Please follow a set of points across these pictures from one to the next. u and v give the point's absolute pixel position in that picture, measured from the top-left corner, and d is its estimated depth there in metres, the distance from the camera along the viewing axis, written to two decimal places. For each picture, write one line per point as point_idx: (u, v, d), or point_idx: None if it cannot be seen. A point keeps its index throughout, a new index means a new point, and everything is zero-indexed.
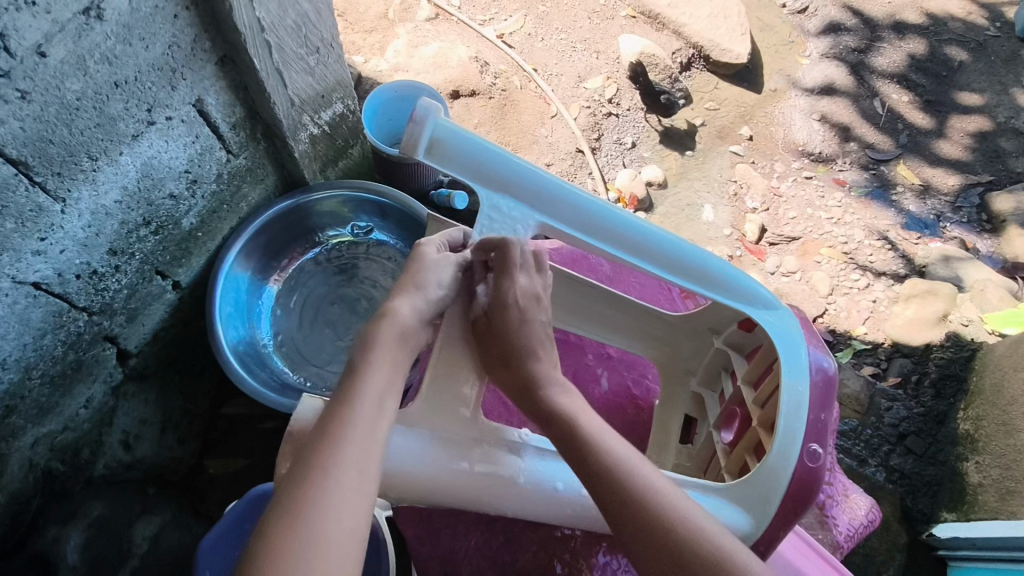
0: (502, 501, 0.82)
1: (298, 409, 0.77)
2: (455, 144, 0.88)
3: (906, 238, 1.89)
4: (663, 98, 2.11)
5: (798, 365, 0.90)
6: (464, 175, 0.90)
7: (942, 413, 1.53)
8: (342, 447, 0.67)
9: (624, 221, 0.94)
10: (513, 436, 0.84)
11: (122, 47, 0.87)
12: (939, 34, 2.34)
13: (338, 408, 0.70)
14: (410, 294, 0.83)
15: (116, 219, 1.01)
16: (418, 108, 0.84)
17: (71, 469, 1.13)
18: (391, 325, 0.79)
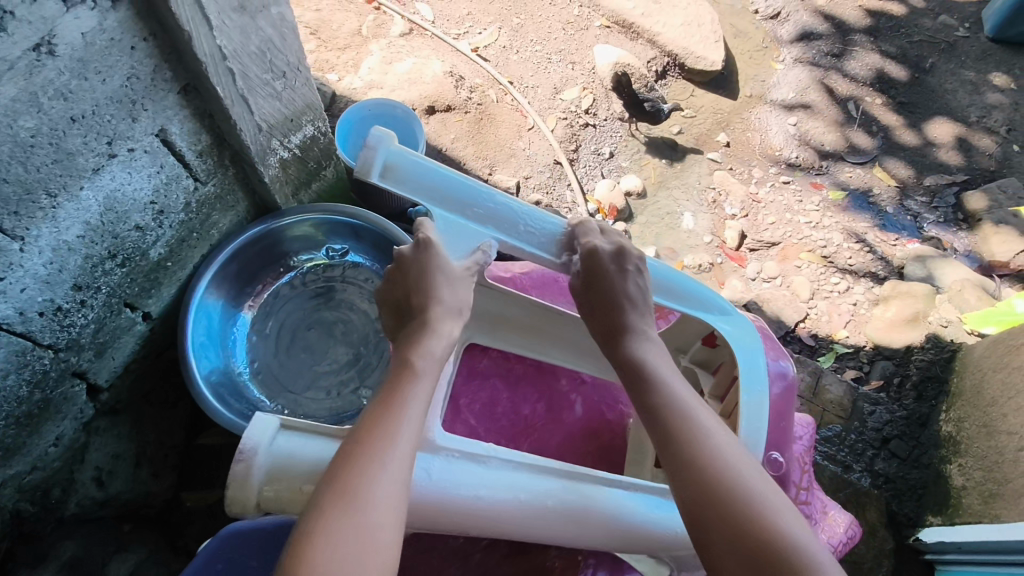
0: (462, 518, 0.79)
1: (251, 430, 0.77)
2: (409, 167, 0.89)
3: (884, 240, 1.91)
4: (647, 106, 2.06)
5: (760, 371, 0.93)
6: (420, 198, 0.91)
7: (925, 415, 1.53)
8: (393, 440, 0.65)
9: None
10: (475, 449, 0.83)
11: (78, 82, 0.86)
12: (910, 36, 2.36)
13: (378, 410, 0.68)
14: (451, 313, 0.80)
15: (80, 254, 0.99)
16: (371, 135, 0.86)
17: (41, 510, 1.11)
18: (434, 339, 0.77)
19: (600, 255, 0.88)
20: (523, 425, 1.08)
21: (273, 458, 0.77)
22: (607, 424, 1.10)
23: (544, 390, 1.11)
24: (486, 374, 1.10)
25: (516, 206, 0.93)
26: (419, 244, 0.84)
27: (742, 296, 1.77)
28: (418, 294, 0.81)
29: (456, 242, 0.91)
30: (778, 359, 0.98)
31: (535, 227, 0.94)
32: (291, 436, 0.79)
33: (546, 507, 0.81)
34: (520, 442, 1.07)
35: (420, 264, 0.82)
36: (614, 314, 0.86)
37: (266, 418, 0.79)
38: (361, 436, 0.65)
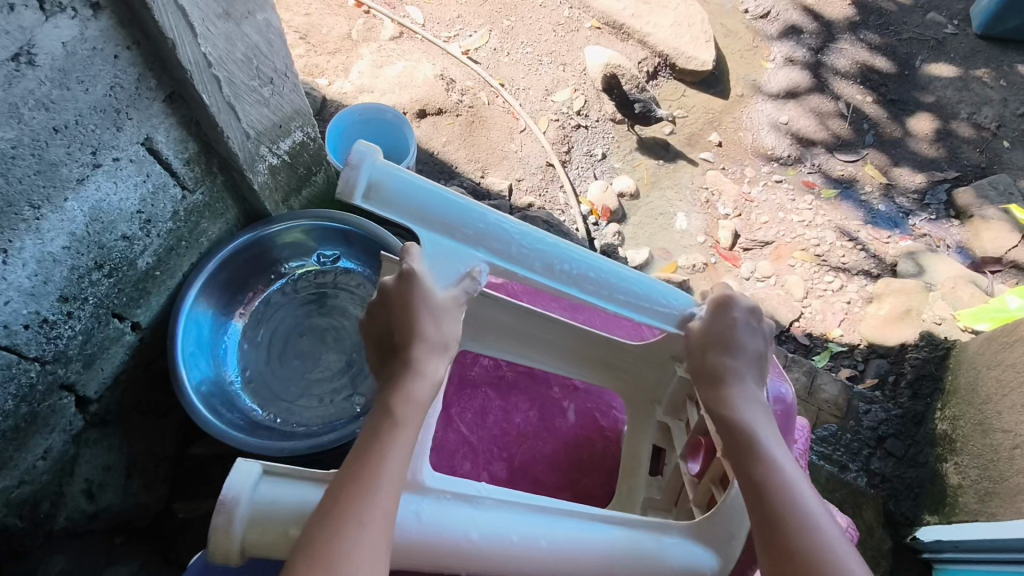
0: (459, 563, 0.71)
1: (232, 477, 0.69)
2: (396, 185, 0.75)
3: (876, 238, 1.91)
4: (638, 107, 2.04)
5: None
6: (407, 218, 0.77)
7: (920, 413, 1.53)
8: (376, 482, 0.66)
9: (588, 260, 0.80)
10: (467, 489, 0.74)
11: (59, 92, 0.85)
12: (899, 34, 2.36)
13: (364, 448, 0.69)
14: (435, 349, 0.77)
15: (65, 266, 0.98)
16: (354, 150, 0.72)
17: (30, 524, 1.10)
18: (419, 382, 0.74)
19: (732, 311, 0.81)
20: (515, 433, 1.08)
21: (255, 507, 0.69)
22: (600, 430, 1.10)
23: (535, 398, 1.11)
24: (477, 382, 1.10)
25: (512, 225, 0.79)
26: (402, 275, 0.77)
27: None
28: (401, 330, 0.76)
29: (443, 269, 0.79)
30: (777, 380, 0.94)
31: (532, 249, 0.79)
32: (276, 482, 0.71)
33: (540, 547, 0.71)
34: (512, 450, 1.07)
35: (401, 297, 0.76)
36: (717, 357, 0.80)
37: (247, 462, 0.71)
38: (341, 493, 0.65)
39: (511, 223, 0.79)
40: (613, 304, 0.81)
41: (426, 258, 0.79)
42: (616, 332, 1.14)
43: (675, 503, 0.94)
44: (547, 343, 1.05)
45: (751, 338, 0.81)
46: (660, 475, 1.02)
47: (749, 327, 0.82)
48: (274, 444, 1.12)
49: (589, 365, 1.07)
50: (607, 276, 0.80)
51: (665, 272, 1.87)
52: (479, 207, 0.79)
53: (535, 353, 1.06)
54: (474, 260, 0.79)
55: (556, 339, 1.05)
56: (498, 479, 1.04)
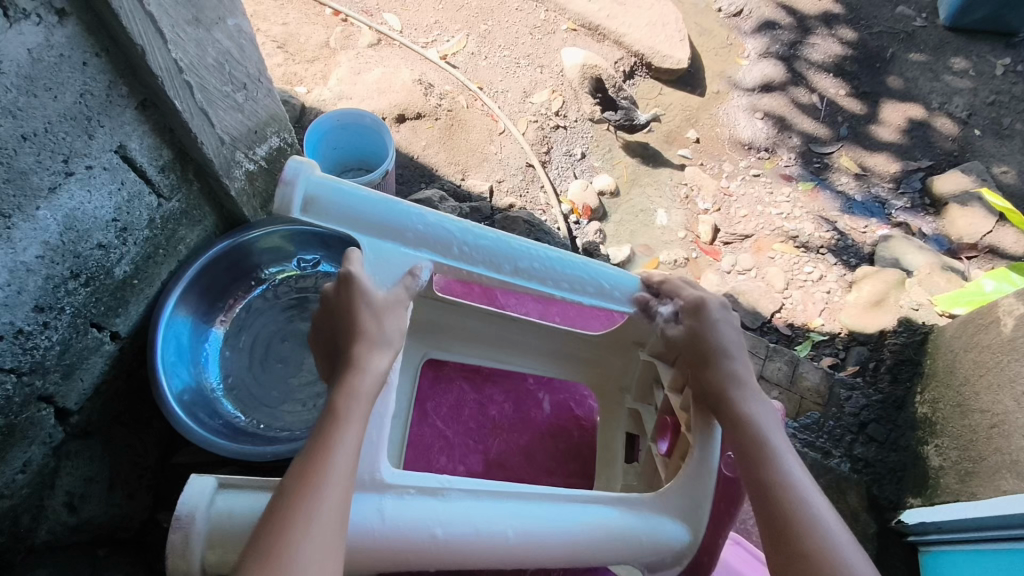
0: (423, 560, 0.70)
1: (186, 493, 0.70)
2: (332, 197, 0.80)
3: (854, 228, 1.93)
4: (625, 120, 2.12)
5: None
6: (348, 229, 0.82)
7: (900, 398, 1.55)
8: (325, 485, 0.65)
9: (531, 252, 0.86)
10: (431, 483, 0.74)
11: (26, 99, 0.85)
12: (870, 27, 2.40)
13: (313, 449, 0.69)
14: (378, 345, 0.77)
15: (40, 275, 0.98)
16: (286, 167, 0.77)
17: (11, 539, 1.09)
18: (364, 377, 0.74)
19: (708, 309, 0.84)
20: (491, 425, 1.08)
21: (212, 522, 0.70)
22: (575, 420, 1.11)
23: (510, 390, 1.12)
24: (451, 377, 1.11)
25: (454, 224, 0.85)
26: (341, 281, 0.79)
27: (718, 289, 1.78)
28: (344, 331, 0.78)
29: (386, 272, 0.83)
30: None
31: (475, 245, 0.85)
32: (232, 495, 0.72)
33: (508, 540, 0.72)
34: (489, 442, 1.06)
35: (341, 304, 0.79)
36: (722, 367, 0.81)
37: (202, 478, 0.72)
38: (289, 491, 0.65)
39: (450, 223, 0.85)
40: (554, 291, 0.86)
41: (368, 264, 0.83)
42: (590, 324, 1.17)
43: (652, 484, 0.96)
44: (514, 345, 1.11)
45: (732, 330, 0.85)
46: (634, 461, 1.04)
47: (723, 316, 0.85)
48: (257, 449, 1.12)
49: (561, 361, 1.12)
50: (551, 265, 0.86)
51: (648, 268, 1.88)
52: (414, 209, 0.84)
53: (500, 354, 1.11)
54: (419, 259, 0.84)
55: (521, 341, 1.10)
56: (474, 472, 1.03)
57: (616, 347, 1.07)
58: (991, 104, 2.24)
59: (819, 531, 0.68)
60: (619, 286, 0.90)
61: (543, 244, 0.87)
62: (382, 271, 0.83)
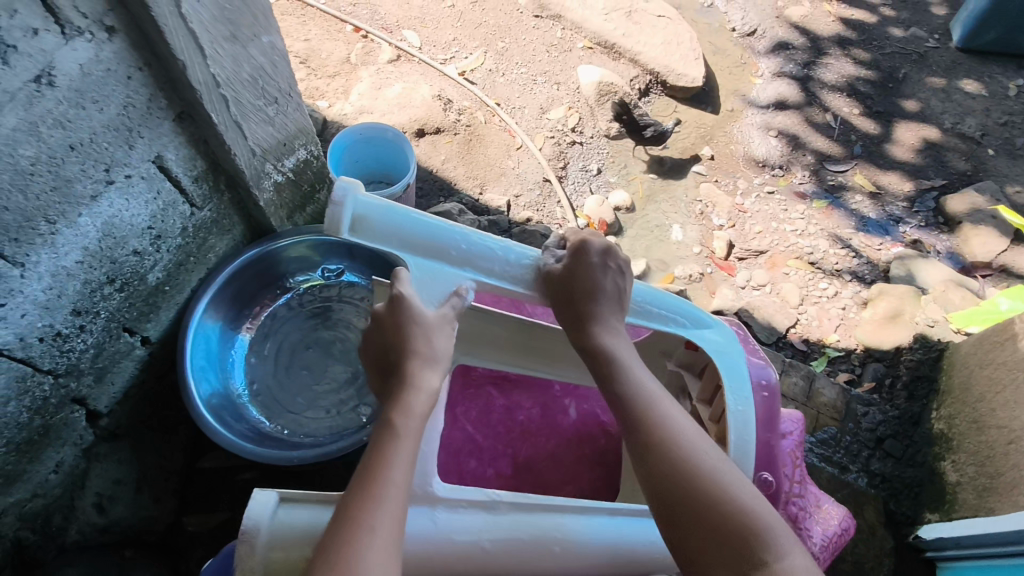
0: (472, 567, 0.79)
1: (251, 506, 0.77)
2: (379, 217, 0.87)
3: (869, 245, 1.95)
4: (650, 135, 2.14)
5: (741, 382, 0.94)
6: (392, 247, 0.90)
7: (917, 414, 1.54)
8: (385, 493, 0.68)
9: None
10: (479, 496, 0.81)
11: (75, 111, 0.88)
12: (883, 48, 2.43)
13: (371, 462, 0.71)
14: (429, 363, 0.81)
15: (79, 280, 1.01)
16: (336, 189, 0.83)
17: (42, 537, 1.12)
18: (418, 395, 0.78)
19: (587, 249, 0.89)
20: (519, 430, 1.13)
21: (275, 532, 0.78)
22: (602, 427, 1.14)
23: (538, 396, 1.15)
24: (480, 383, 1.15)
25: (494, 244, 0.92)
26: (393, 300, 0.84)
27: (733, 303, 1.79)
28: (397, 350, 0.82)
29: (432, 292, 0.90)
30: (760, 365, 0.97)
31: (512, 265, 0.93)
32: (292, 508, 0.79)
33: (551, 551, 0.80)
34: (518, 446, 1.12)
35: (393, 322, 0.83)
36: (585, 309, 0.88)
37: (264, 492, 0.79)
38: (352, 499, 0.67)
39: (491, 242, 0.93)
40: None
41: (414, 281, 0.90)
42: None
43: None
44: (539, 354, 1.11)
45: (612, 283, 0.90)
46: None
47: (604, 270, 0.90)
48: (285, 453, 1.14)
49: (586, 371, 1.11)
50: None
51: (663, 282, 1.90)
52: (455, 229, 0.91)
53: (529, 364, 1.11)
54: (461, 278, 0.91)
55: (549, 349, 1.10)
56: (503, 474, 1.09)
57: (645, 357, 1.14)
58: (1004, 124, 2.26)
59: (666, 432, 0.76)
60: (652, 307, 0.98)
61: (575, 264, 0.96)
62: (426, 287, 0.91)
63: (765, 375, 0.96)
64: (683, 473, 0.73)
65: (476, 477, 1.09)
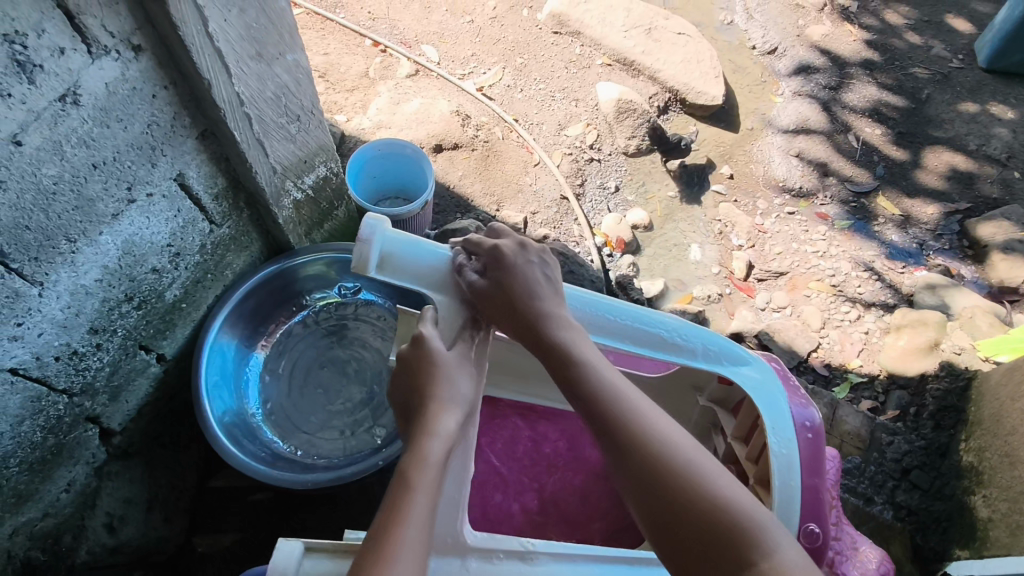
0: None
1: (278, 558, 0.76)
2: (404, 253, 0.91)
3: (891, 268, 1.92)
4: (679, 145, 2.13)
5: (784, 421, 0.94)
6: (418, 284, 0.93)
7: (944, 445, 1.49)
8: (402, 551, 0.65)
9: (592, 304, 0.96)
10: (515, 547, 0.83)
11: (99, 130, 0.87)
12: (906, 68, 2.41)
13: (387, 518, 0.68)
14: (447, 405, 0.79)
15: (97, 298, 1.00)
16: (363, 227, 0.88)
17: (52, 558, 1.09)
18: (436, 441, 0.75)
19: (504, 253, 0.88)
20: (544, 463, 1.14)
21: None
22: None
23: (564, 429, 1.17)
24: (507, 414, 1.17)
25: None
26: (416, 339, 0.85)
27: (752, 326, 1.77)
28: (419, 393, 0.81)
29: (463, 326, 0.91)
30: (802, 406, 0.96)
31: None
32: (317, 560, 0.79)
33: None
34: (543, 480, 1.13)
35: (417, 363, 0.83)
36: (530, 310, 0.84)
37: (290, 541, 0.78)
38: (366, 563, 0.65)
39: None
40: (636, 345, 0.96)
41: None
42: (642, 367, 1.19)
43: None
44: None
45: (540, 276, 0.88)
46: None
47: (530, 262, 0.89)
48: (298, 477, 1.12)
49: None
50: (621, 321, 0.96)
51: (680, 303, 1.87)
52: None
53: (556, 396, 1.14)
54: None
55: None
56: (528, 509, 1.10)
57: (675, 389, 1.18)
58: None
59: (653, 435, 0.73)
60: (702, 345, 0.98)
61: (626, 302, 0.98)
62: None
63: (808, 415, 0.96)
64: (670, 482, 0.70)
65: (502, 512, 1.10)
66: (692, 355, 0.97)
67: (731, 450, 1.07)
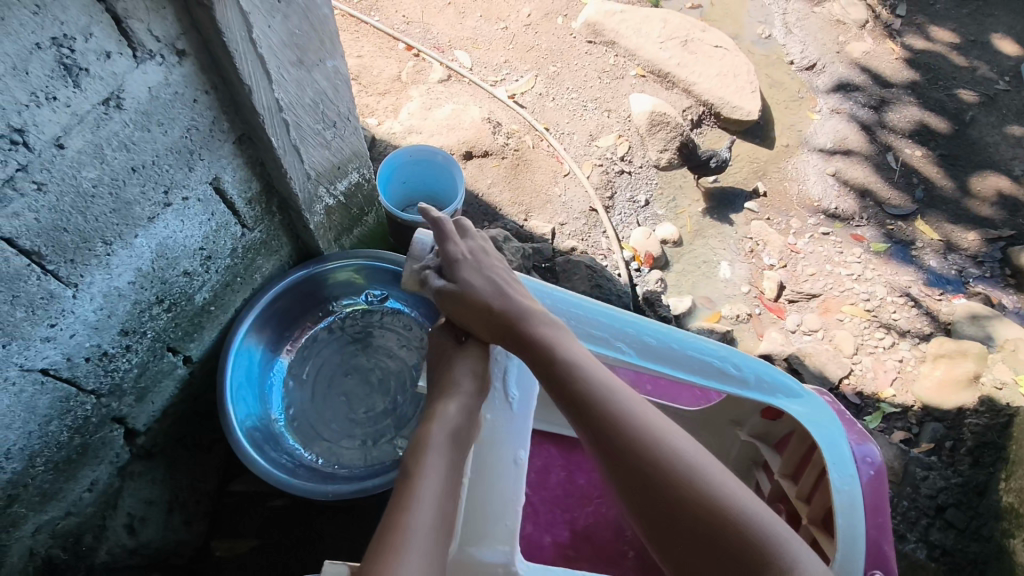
0: None
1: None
2: None
3: (929, 295, 1.86)
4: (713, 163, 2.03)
5: (844, 459, 0.96)
6: None
7: (982, 484, 1.41)
8: (411, 530, 0.71)
9: (660, 335, 1.04)
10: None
11: (141, 134, 0.87)
12: (949, 88, 2.35)
13: (398, 504, 0.75)
14: (450, 394, 0.90)
15: (129, 300, 0.99)
16: (416, 244, 1.07)
17: (72, 557, 1.09)
18: (441, 428, 0.85)
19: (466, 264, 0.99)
20: (578, 495, 1.19)
21: None
22: None
23: None
24: (542, 442, 1.23)
25: (568, 298, 1.07)
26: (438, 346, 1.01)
27: (782, 349, 1.72)
28: (435, 391, 0.93)
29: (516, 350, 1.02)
30: (861, 443, 0.98)
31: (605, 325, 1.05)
32: None
33: None
34: (576, 513, 1.17)
35: (436, 364, 0.98)
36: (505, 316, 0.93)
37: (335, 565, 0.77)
38: (381, 540, 0.70)
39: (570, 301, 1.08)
40: (689, 371, 1.02)
41: None
42: (683, 398, 1.25)
43: None
44: None
45: (501, 280, 0.98)
46: None
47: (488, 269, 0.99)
48: (319, 487, 1.10)
49: None
50: (673, 349, 1.03)
51: (708, 321, 1.83)
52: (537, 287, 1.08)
53: None
54: None
55: None
56: (560, 542, 1.14)
57: (715, 425, 1.20)
58: None
59: (633, 424, 0.79)
60: (752, 372, 1.03)
61: (681, 332, 1.05)
62: None
63: (868, 452, 0.97)
64: (652, 466, 0.75)
65: (534, 542, 1.14)
66: (744, 384, 1.03)
67: (779, 488, 1.10)
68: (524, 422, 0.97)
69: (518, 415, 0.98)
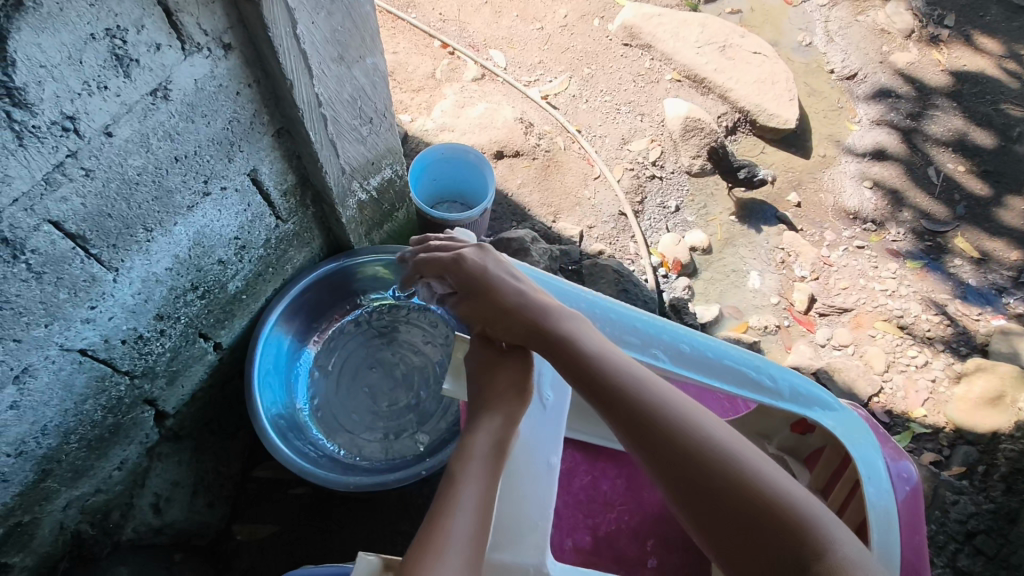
0: None
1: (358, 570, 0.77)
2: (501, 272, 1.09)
3: (966, 313, 1.81)
4: (743, 173, 2.01)
5: (879, 475, 0.95)
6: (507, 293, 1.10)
7: (1015, 511, 1.37)
8: (452, 533, 0.74)
9: (694, 342, 1.04)
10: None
11: (185, 124, 0.89)
12: (996, 102, 2.28)
13: (440, 506, 0.77)
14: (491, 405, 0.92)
15: (165, 286, 1.02)
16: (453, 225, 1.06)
17: (100, 532, 1.13)
18: (484, 437, 0.88)
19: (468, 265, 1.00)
20: (601, 501, 1.19)
21: None
22: None
23: (623, 467, 1.21)
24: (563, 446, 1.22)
25: (599, 301, 1.08)
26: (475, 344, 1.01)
27: (811, 363, 1.70)
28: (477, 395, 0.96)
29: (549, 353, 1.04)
30: (897, 461, 0.97)
31: (637, 328, 1.06)
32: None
33: None
34: (598, 519, 1.17)
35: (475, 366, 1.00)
36: (516, 313, 0.94)
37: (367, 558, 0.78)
38: (422, 543, 0.73)
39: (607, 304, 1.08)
40: (720, 379, 1.02)
41: None
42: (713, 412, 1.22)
43: None
44: None
45: (510, 279, 0.98)
46: None
47: (496, 267, 1.00)
48: (341, 477, 1.11)
49: None
50: (711, 357, 1.03)
51: (735, 331, 1.81)
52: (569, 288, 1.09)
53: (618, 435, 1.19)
54: None
55: None
56: (581, 547, 1.15)
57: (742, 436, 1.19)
58: None
59: (653, 404, 0.80)
60: (789, 385, 1.02)
61: (715, 339, 1.04)
62: None
63: (903, 469, 0.97)
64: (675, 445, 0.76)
65: (554, 546, 1.15)
66: (779, 396, 1.01)
67: None
68: (555, 425, 0.99)
69: (550, 419, 0.99)
